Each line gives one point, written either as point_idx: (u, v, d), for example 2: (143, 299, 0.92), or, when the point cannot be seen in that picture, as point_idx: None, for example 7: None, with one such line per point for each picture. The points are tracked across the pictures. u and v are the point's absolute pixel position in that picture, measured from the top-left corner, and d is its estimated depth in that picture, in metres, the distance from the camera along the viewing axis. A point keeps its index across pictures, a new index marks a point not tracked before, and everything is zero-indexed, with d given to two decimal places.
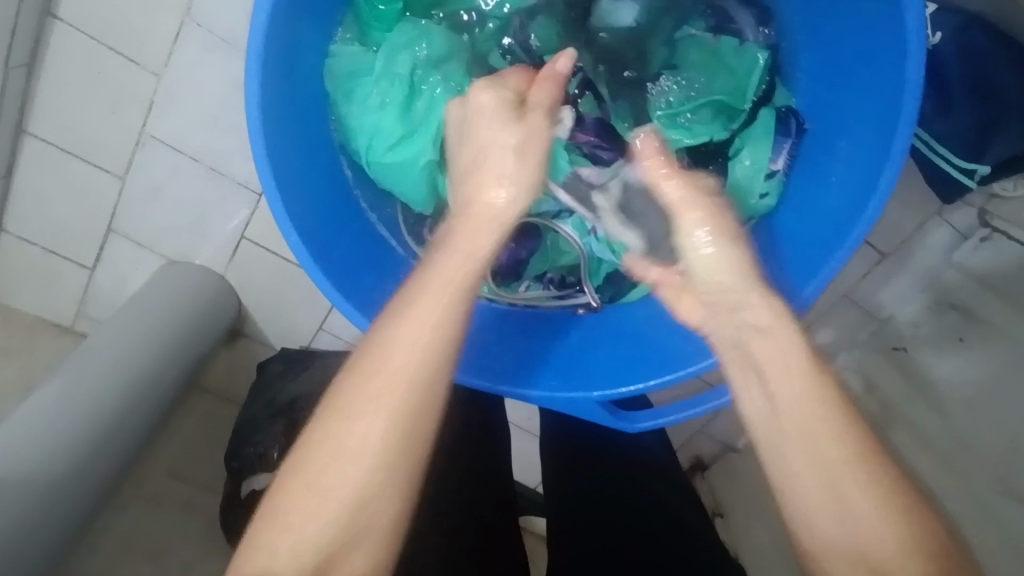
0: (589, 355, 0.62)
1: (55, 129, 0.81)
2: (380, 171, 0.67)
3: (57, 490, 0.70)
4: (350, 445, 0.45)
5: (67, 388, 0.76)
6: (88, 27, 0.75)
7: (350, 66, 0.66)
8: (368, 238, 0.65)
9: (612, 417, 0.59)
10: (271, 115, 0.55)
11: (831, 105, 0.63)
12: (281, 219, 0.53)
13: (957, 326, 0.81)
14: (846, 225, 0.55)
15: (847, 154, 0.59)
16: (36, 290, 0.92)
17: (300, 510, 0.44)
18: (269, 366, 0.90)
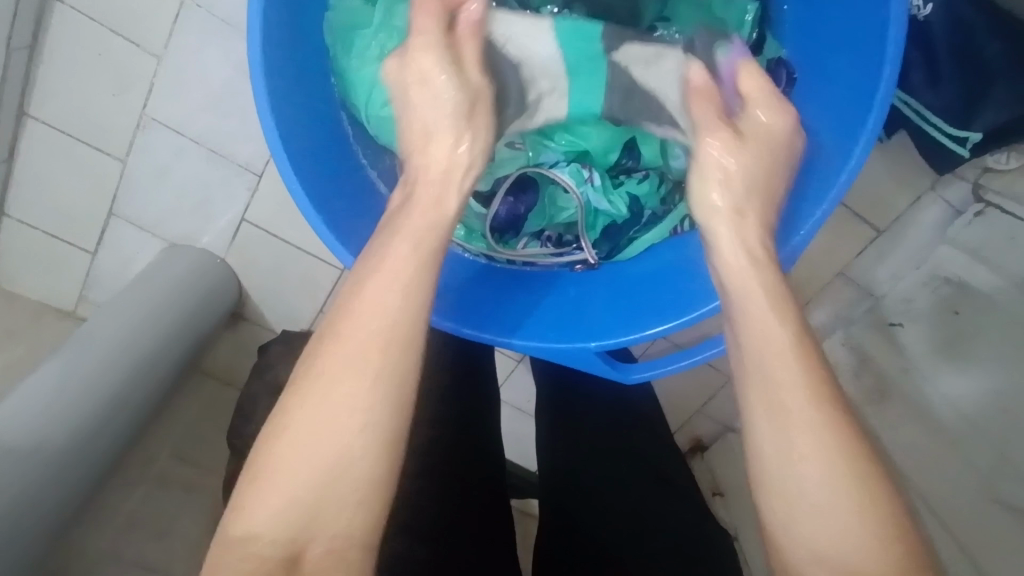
0: (583, 312, 0.63)
1: (56, 113, 0.82)
2: (377, 124, 0.67)
3: (63, 465, 0.71)
4: (339, 378, 0.45)
5: (66, 368, 0.76)
6: (87, 9, 0.76)
7: (351, 19, 0.66)
8: (362, 189, 0.65)
9: (610, 369, 0.59)
10: (274, 68, 0.55)
11: (820, 56, 0.64)
12: (284, 171, 0.54)
13: (952, 300, 0.82)
14: (832, 171, 0.56)
15: (835, 104, 0.60)
16: (39, 275, 0.93)
17: (291, 445, 0.44)
18: (270, 347, 0.90)
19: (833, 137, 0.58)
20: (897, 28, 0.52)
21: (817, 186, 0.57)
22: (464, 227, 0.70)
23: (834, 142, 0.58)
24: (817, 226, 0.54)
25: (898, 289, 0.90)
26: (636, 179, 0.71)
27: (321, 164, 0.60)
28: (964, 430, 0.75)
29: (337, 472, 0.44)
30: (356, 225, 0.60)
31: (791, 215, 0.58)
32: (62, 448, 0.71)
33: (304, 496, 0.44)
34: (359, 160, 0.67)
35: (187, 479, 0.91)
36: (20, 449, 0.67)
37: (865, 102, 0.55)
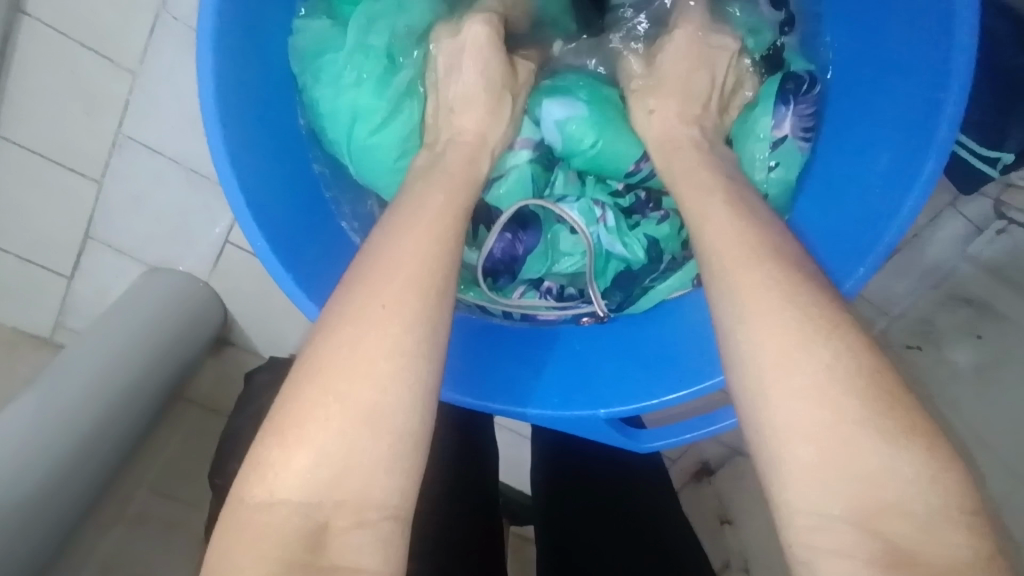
0: (595, 368, 0.59)
1: (27, 133, 0.77)
2: (358, 152, 0.64)
3: (44, 504, 0.66)
4: (370, 324, 0.41)
5: (42, 402, 0.71)
6: (58, 22, 0.72)
7: (318, 42, 0.62)
8: (341, 234, 0.61)
9: (622, 438, 0.56)
10: (230, 109, 0.51)
11: (864, 77, 0.62)
12: (245, 226, 0.50)
13: (973, 323, 0.78)
14: (898, 192, 0.53)
15: (891, 124, 0.57)
16: (13, 302, 0.88)
17: (317, 400, 0.39)
18: (257, 376, 0.86)
19: (895, 158, 0.55)
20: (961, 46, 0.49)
21: (882, 208, 0.54)
22: (457, 276, 0.67)
23: (899, 168, 0.54)
24: (885, 253, 0.50)
25: (916, 309, 0.86)
26: (654, 220, 0.68)
27: (292, 208, 0.56)
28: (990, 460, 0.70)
29: (371, 422, 0.39)
30: (329, 275, 0.56)
31: (852, 244, 0.54)
32: (44, 486, 0.66)
33: (327, 459, 0.38)
34: (333, 205, 0.62)
35: (169, 515, 0.86)
36: None
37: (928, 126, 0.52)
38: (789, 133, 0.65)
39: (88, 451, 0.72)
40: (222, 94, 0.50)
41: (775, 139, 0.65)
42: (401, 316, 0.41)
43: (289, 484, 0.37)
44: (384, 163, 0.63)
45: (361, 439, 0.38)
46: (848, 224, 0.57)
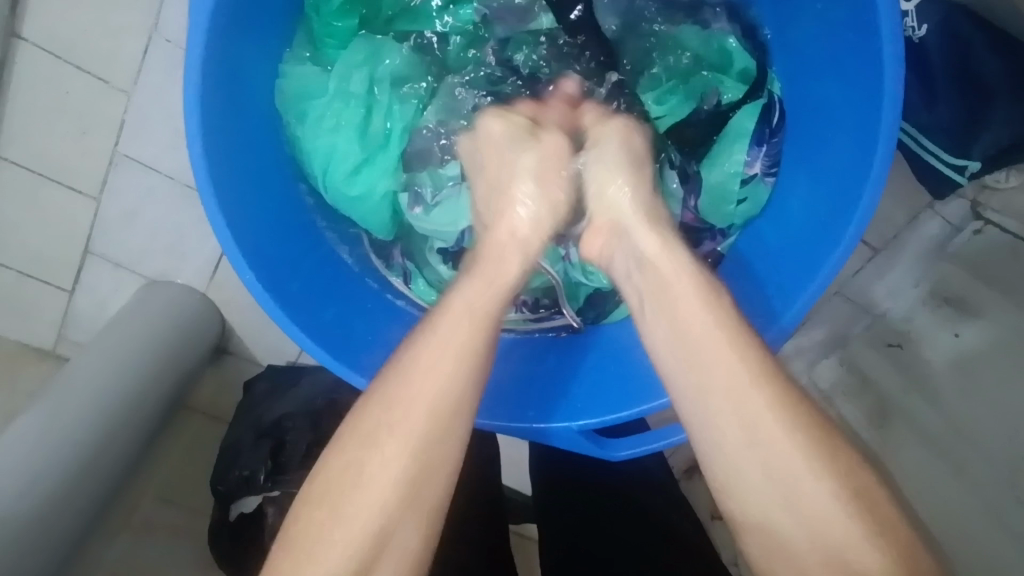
0: (569, 383, 0.61)
1: (26, 154, 0.80)
2: (337, 195, 0.65)
3: (52, 514, 0.68)
4: (400, 420, 0.44)
5: (48, 417, 0.73)
6: (52, 44, 0.74)
7: (303, 86, 0.63)
8: (328, 261, 0.63)
9: (594, 446, 0.57)
10: (217, 148, 0.52)
11: (809, 111, 0.60)
12: (233, 258, 0.51)
13: (952, 319, 0.79)
14: (825, 242, 0.53)
15: (827, 166, 0.57)
16: (16, 316, 0.90)
17: (349, 483, 0.42)
18: (255, 385, 0.88)
19: (828, 204, 0.55)
20: (889, 122, 0.48)
21: (811, 256, 0.54)
22: (437, 293, 0.67)
23: (823, 224, 0.55)
24: (803, 310, 0.52)
25: (899, 307, 0.87)
26: None
27: (279, 237, 0.58)
28: (968, 454, 0.72)
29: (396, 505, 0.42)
30: (314, 302, 0.57)
31: (784, 288, 0.56)
32: (52, 496, 0.69)
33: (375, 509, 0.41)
34: (321, 233, 0.64)
35: (173, 522, 0.88)
36: None
37: (851, 190, 0.52)
38: (758, 173, 0.64)
39: (93, 462, 0.74)
40: (207, 134, 0.51)
41: (742, 176, 0.64)
42: (433, 418, 0.44)
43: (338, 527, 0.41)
44: (367, 208, 0.66)
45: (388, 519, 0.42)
46: (782, 266, 0.58)
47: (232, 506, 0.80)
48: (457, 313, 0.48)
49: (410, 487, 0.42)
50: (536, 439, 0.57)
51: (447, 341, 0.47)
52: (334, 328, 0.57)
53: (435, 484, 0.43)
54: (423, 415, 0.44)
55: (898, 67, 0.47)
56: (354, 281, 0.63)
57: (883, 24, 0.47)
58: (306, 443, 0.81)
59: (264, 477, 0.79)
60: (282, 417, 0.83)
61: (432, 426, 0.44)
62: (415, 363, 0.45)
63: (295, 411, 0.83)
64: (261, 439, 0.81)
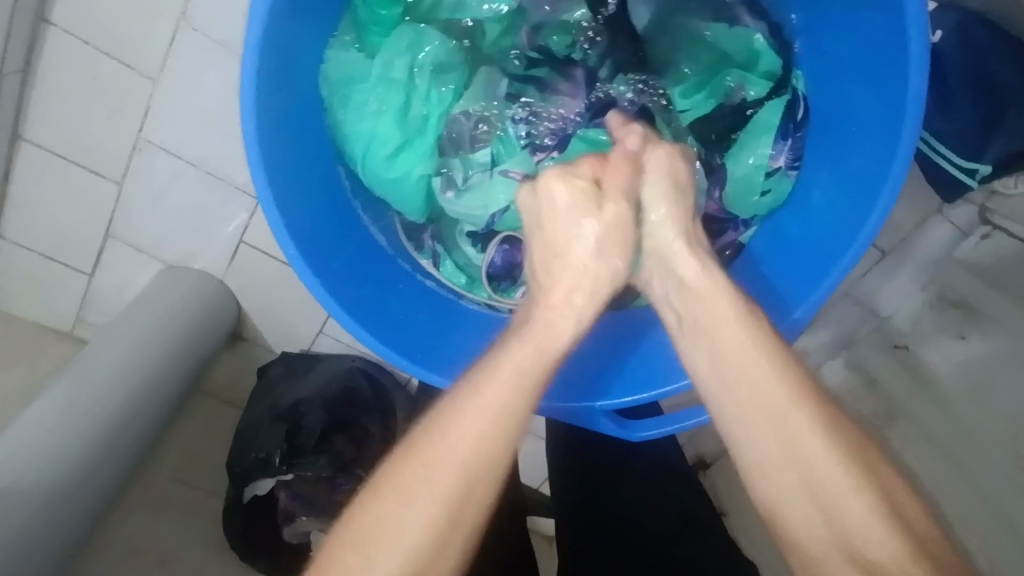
0: (588, 362, 0.63)
1: (51, 136, 0.81)
2: (375, 178, 0.66)
3: (72, 489, 0.70)
4: (442, 470, 0.45)
5: (69, 396, 0.75)
6: (82, 31, 0.75)
7: (346, 70, 0.64)
8: (364, 242, 0.64)
9: (617, 427, 0.59)
10: (269, 130, 0.53)
11: (830, 108, 0.62)
12: (281, 235, 0.53)
13: (958, 323, 0.81)
14: (846, 236, 0.55)
15: (849, 162, 0.58)
16: (37, 296, 0.92)
17: (374, 537, 0.43)
18: (269, 369, 0.89)
19: (850, 199, 0.56)
20: (908, 136, 0.50)
21: (831, 249, 0.56)
22: (466, 275, 0.69)
23: (822, 242, 0.58)
24: (822, 300, 0.53)
25: (906, 310, 0.89)
26: None
27: (321, 217, 0.60)
28: (971, 455, 0.73)
29: (432, 547, 0.43)
30: (357, 282, 0.59)
31: (806, 278, 0.57)
32: (72, 472, 0.70)
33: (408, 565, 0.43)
34: (359, 215, 0.65)
35: (189, 502, 0.90)
36: (20, 480, 0.66)
37: (863, 207, 0.54)
38: (783, 167, 0.65)
39: (112, 441, 0.76)
40: (260, 120, 0.52)
41: (767, 169, 0.65)
42: (468, 471, 0.45)
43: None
44: (403, 190, 0.67)
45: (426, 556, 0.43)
46: (804, 256, 0.60)
47: (247, 488, 0.81)
48: (503, 373, 0.48)
49: (437, 544, 0.43)
50: (563, 418, 0.59)
51: (485, 414, 0.46)
52: (374, 308, 0.59)
53: (470, 524, 0.45)
54: (452, 476, 0.44)
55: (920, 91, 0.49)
56: (393, 264, 0.65)
57: (911, 25, 0.48)
58: (322, 427, 0.83)
59: (280, 459, 0.80)
60: (298, 401, 0.84)
61: (471, 474, 0.45)
62: (452, 433, 0.45)
63: (310, 397, 0.85)
64: (277, 421, 0.83)
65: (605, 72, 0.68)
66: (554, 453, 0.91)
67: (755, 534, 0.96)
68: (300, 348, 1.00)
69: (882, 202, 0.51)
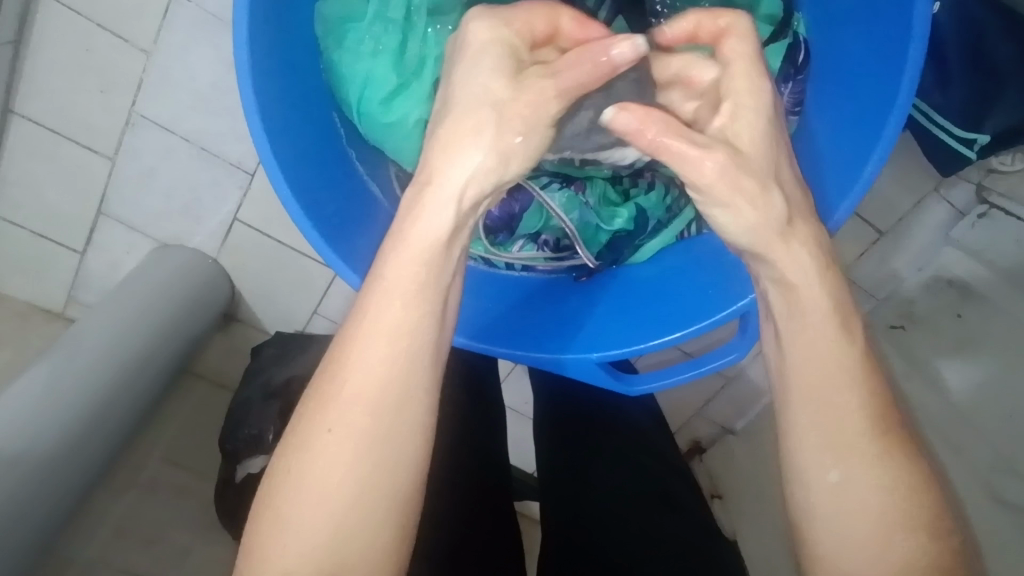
0: (599, 316, 0.61)
1: (43, 111, 0.80)
2: (370, 123, 0.65)
3: (62, 462, 0.69)
4: (358, 404, 0.43)
5: (57, 370, 0.74)
6: (75, 2, 0.74)
7: (342, 11, 0.64)
8: (356, 194, 0.62)
9: (615, 380, 0.57)
10: (263, 84, 0.53)
11: (835, 47, 0.62)
12: (275, 180, 0.52)
13: (955, 303, 0.81)
14: (852, 166, 0.54)
15: (852, 95, 0.58)
16: (27, 274, 0.91)
17: (305, 487, 0.43)
18: (263, 350, 0.88)
19: (853, 128, 0.56)
20: (914, 58, 0.50)
21: (839, 178, 0.55)
22: None
23: (826, 168, 0.57)
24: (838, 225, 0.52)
25: (900, 290, 0.89)
26: (643, 190, 0.67)
27: (320, 170, 0.59)
28: (969, 433, 0.74)
29: (367, 488, 0.43)
30: (347, 228, 0.58)
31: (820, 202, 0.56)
32: (62, 444, 0.70)
33: (346, 510, 0.43)
34: (353, 164, 0.64)
35: (182, 483, 0.89)
36: (10, 452, 0.65)
37: (872, 128, 0.54)
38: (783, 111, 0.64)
39: (102, 417, 0.75)
40: (256, 53, 0.52)
41: None
42: (388, 392, 0.44)
43: (308, 523, 0.43)
44: (396, 138, 0.65)
45: (367, 491, 0.43)
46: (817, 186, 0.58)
47: (240, 466, 0.80)
48: (391, 291, 0.44)
49: (372, 482, 0.43)
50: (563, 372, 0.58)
51: (386, 344, 0.44)
52: (361, 254, 0.58)
53: (410, 458, 0.45)
54: (372, 414, 0.43)
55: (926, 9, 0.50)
56: (383, 215, 0.64)
57: None
58: None
59: (273, 436, 0.80)
60: (291, 378, 0.83)
61: (385, 400, 0.44)
62: (363, 368, 0.44)
63: (303, 374, 0.84)
64: (271, 399, 0.82)
65: (604, 15, 0.66)
66: (545, 421, 0.91)
67: (750, 517, 0.96)
68: (294, 330, 1.00)
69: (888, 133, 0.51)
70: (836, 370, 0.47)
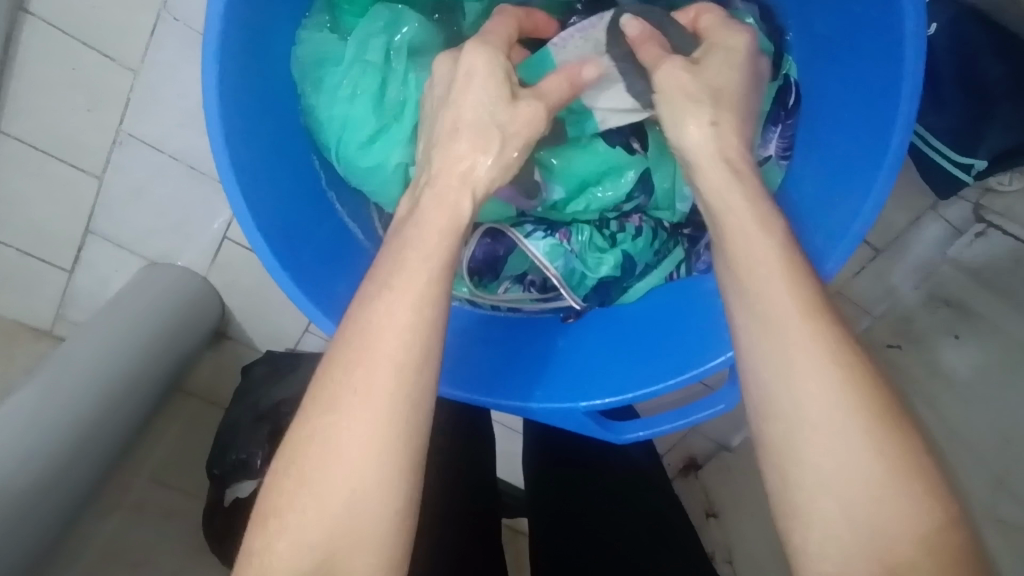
0: (588, 358, 0.60)
1: (29, 130, 0.79)
2: (349, 167, 0.64)
3: (45, 488, 0.67)
4: (377, 351, 0.43)
5: (44, 391, 0.72)
6: (60, 21, 0.73)
7: (320, 52, 0.64)
8: (337, 234, 0.62)
9: (601, 429, 0.56)
10: (236, 124, 0.53)
11: (834, 75, 0.61)
12: (246, 225, 0.51)
13: (952, 323, 0.79)
14: (854, 200, 0.53)
15: (851, 131, 0.57)
16: (14, 294, 0.90)
17: (327, 441, 0.41)
18: (253, 368, 0.87)
19: (857, 159, 0.55)
20: (912, 81, 0.49)
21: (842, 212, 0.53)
22: None
23: (835, 203, 0.55)
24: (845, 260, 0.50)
25: (896, 309, 0.88)
26: (631, 235, 0.67)
27: (296, 214, 0.59)
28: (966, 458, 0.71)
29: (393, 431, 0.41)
30: (325, 270, 0.58)
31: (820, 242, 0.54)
32: (48, 468, 0.68)
33: (370, 457, 0.41)
34: (333, 205, 0.64)
35: (168, 504, 0.88)
36: None
37: (875, 156, 0.52)
38: (774, 156, 0.64)
39: (88, 440, 0.74)
40: (225, 91, 0.51)
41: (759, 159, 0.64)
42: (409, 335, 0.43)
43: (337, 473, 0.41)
44: (377, 182, 0.64)
45: (359, 500, 0.41)
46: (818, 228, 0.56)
47: (228, 490, 0.79)
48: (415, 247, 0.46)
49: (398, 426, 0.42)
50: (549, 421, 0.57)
51: (408, 289, 0.44)
52: (340, 296, 0.57)
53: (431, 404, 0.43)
54: (394, 356, 0.42)
55: (919, 53, 0.49)
56: (367, 255, 0.63)
57: None
58: None
59: (261, 461, 0.79)
60: (280, 401, 0.82)
61: (403, 348, 0.43)
62: (385, 311, 0.43)
63: (292, 397, 0.82)
64: (260, 421, 0.81)
65: None
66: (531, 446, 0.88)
67: (744, 536, 0.94)
68: (285, 347, 0.98)
69: (888, 160, 0.50)
70: (819, 374, 0.41)
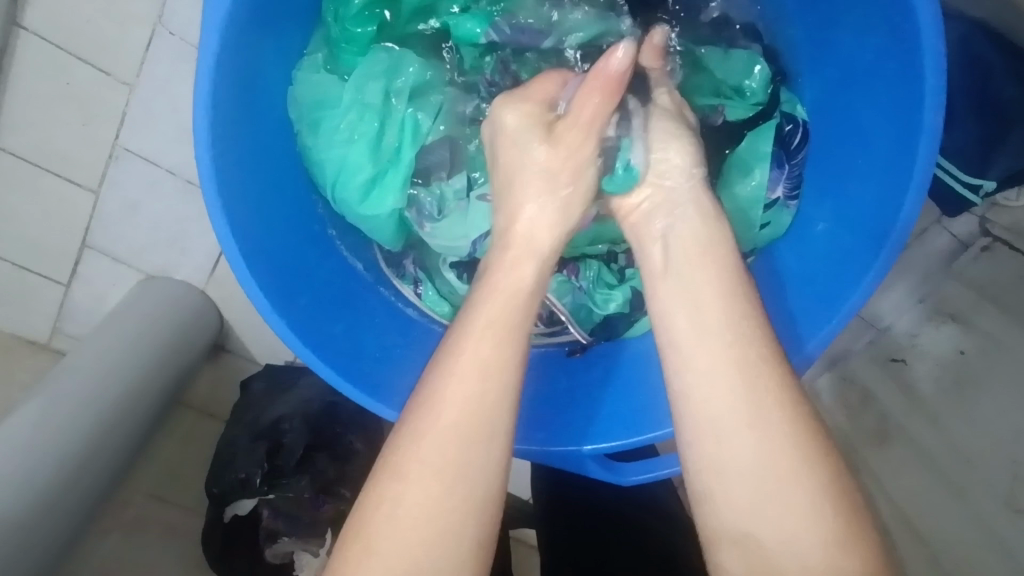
0: (587, 395, 0.60)
1: (24, 143, 0.78)
2: (346, 208, 0.65)
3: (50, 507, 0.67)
4: (447, 404, 0.43)
5: (43, 410, 0.72)
6: (55, 35, 0.72)
7: (316, 94, 0.63)
8: (337, 274, 0.63)
9: (601, 470, 0.56)
10: (228, 166, 0.52)
11: (837, 128, 0.62)
12: (241, 273, 0.51)
13: (957, 339, 0.78)
14: (851, 270, 0.55)
15: (853, 192, 0.58)
16: (10, 308, 0.89)
17: (394, 495, 0.40)
18: (252, 385, 0.87)
19: (857, 228, 0.56)
20: (924, 153, 0.50)
21: (838, 283, 0.55)
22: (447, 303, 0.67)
23: (833, 270, 0.57)
24: (833, 335, 0.53)
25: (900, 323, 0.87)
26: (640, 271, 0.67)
27: (293, 257, 0.59)
28: (971, 476, 0.70)
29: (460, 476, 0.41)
30: (323, 313, 0.58)
31: (812, 312, 0.56)
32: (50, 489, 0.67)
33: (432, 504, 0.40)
34: (334, 242, 0.65)
35: (166, 520, 0.87)
36: None
37: (877, 227, 0.54)
38: (781, 197, 0.64)
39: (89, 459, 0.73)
40: (217, 139, 0.50)
41: (766, 201, 0.64)
42: (480, 387, 0.44)
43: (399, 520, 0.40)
44: (376, 225, 0.66)
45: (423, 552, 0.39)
46: (805, 298, 0.58)
47: (228, 508, 0.78)
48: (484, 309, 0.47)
49: (466, 476, 0.41)
50: (546, 461, 0.57)
51: (479, 346, 0.45)
52: (337, 337, 0.57)
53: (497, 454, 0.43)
54: (461, 408, 0.43)
55: (936, 115, 0.49)
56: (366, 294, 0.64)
57: (926, 39, 0.48)
58: (304, 445, 0.81)
59: (260, 480, 0.78)
60: (280, 418, 0.82)
61: (473, 405, 0.43)
62: (454, 367, 0.44)
63: (291, 413, 0.82)
64: (258, 441, 0.80)
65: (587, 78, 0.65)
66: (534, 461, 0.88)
67: None
68: (283, 361, 0.98)
69: (893, 236, 0.51)
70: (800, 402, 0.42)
